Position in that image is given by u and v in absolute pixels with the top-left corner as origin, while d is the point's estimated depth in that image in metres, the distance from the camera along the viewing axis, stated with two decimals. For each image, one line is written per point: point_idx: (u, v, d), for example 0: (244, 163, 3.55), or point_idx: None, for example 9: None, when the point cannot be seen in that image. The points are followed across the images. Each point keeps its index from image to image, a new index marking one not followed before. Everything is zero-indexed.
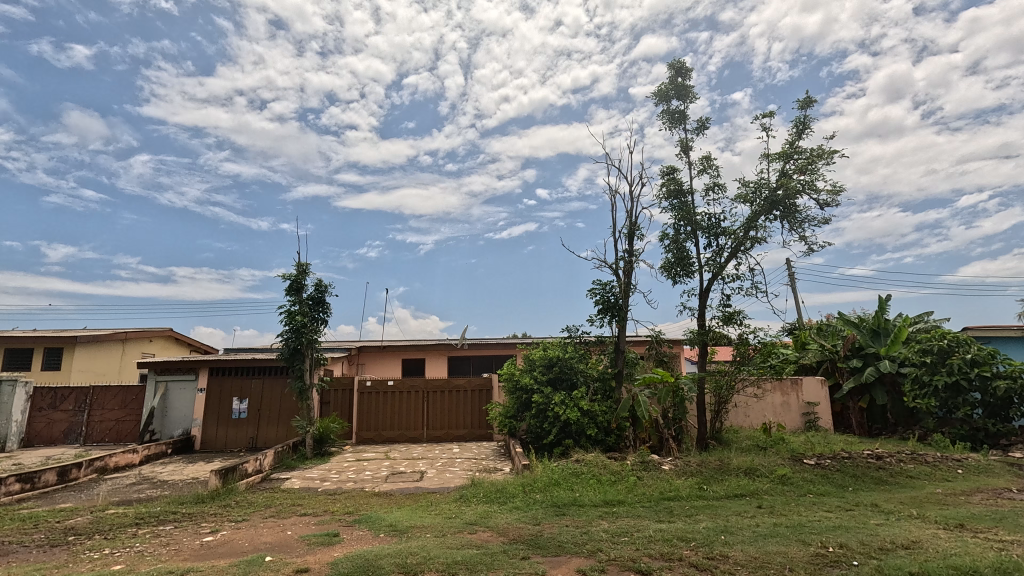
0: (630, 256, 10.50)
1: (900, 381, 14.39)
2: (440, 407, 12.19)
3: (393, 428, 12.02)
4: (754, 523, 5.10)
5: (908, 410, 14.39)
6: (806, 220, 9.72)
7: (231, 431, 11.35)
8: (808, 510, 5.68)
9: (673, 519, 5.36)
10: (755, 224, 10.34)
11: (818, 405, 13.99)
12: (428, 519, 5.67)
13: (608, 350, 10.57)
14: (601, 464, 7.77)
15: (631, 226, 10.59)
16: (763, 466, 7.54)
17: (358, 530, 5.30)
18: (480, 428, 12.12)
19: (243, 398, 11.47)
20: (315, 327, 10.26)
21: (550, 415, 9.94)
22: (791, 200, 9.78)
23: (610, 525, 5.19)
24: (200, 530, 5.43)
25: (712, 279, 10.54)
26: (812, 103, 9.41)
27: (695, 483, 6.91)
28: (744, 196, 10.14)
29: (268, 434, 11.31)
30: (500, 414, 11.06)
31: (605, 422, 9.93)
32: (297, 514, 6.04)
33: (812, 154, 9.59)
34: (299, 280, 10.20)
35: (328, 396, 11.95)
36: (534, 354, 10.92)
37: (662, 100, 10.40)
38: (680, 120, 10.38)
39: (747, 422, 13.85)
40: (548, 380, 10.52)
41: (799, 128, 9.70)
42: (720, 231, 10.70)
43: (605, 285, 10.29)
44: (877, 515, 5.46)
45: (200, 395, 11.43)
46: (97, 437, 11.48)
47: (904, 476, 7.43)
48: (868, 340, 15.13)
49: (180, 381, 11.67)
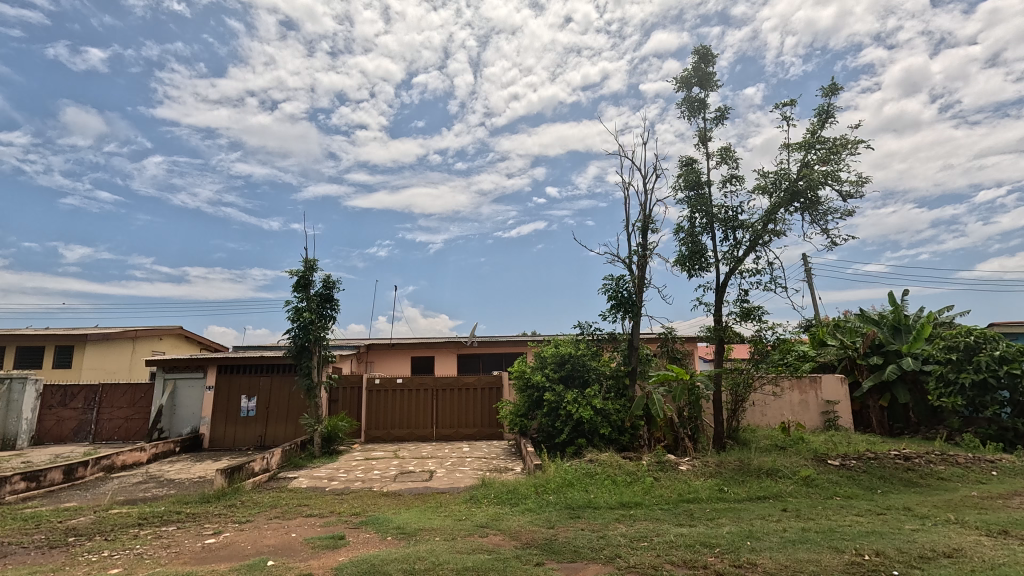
0: (644, 250, 10.21)
1: (923, 379, 13.97)
2: (450, 405, 12.00)
3: (402, 426, 11.85)
4: (780, 528, 4.83)
5: (930, 409, 14.02)
6: (829, 212, 9.37)
7: (240, 429, 11.27)
8: (837, 514, 5.39)
9: (694, 523, 5.10)
10: (775, 217, 10.01)
11: (837, 404, 13.59)
12: (438, 521, 5.46)
13: (621, 347, 10.28)
14: (616, 464, 7.52)
15: (646, 219, 10.30)
16: (787, 467, 7.22)
17: (364, 532, 5.10)
18: (490, 427, 11.91)
19: (251, 396, 11.37)
20: (322, 324, 10.10)
21: (562, 413, 9.70)
22: (813, 191, 9.42)
23: (628, 529, 4.95)
24: (202, 531, 5.26)
25: (729, 274, 10.23)
26: (836, 91, 9.05)
27: (715, 484, 6.63)
28: (764, 187, 9.82)
29: (276, 432, 11.20)
30: (511, 413, 10.83)
31: (619, 421, 9.66)
32: (302, 515, 5.86)
33: (836, 144, 9.23)
34: (307, 276, 10.05)
35: (336, 394, 11.80)
36: (546, 351, 10.67)
37: (684, 86, 10.11)
38: (700, 109, 10.08)
39: (764, 420, 13.49)
40: (559, 378, 10.26)
41: (822, 116, 9.34)
42: (738, 224, 10.38)
43: (618, 280, 10.01)
44: (911, 520, 5.14)
45: (208, 393, 11.35)
46: (105, 435, 11.43)
47: (935, 478, 7.07)
48: (889, 337, 14.74)
49: (189, 379, 11.60)
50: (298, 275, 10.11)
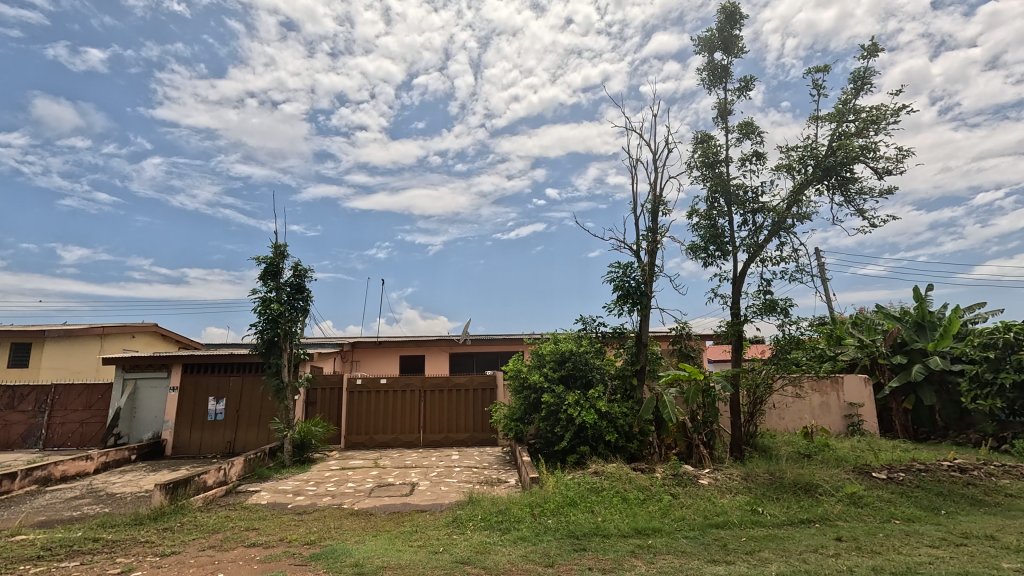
0: (653, 235, 9.13)
1: (951, 380, 13.02)
2: (439, 408, 10.91)
3: (386, 432, 10.76)
4: (846, 568, 3.75)
5: (959, 411, 13.06)
6: (865, 192, 8.29)
7: (206, 434, 10.20)
8: (907, 546, 4.33)
9: (731, 560, 4.01)
10: (801, 197, 8.94)
11: (861, 407, 12.47)
12: (408, 555, 4.36)
13: (628, 344, 9.16)
14: (626, 477, 6.41)
15: (656, 201, 9.20)
16: (830, 482, 6.13)
17: (311, 572, 4.00)
18: (482, 432, 10.83)
19: (220, 398, 10.32)
20: (294, 317, 9.02)
21: (563, 418, 8.61)
22: (847, 167, 8.35)
23: (647, 569, 3.84)
24: (108, 569, 4.16)
25: (748, 261, 9.16)
26: (875, 53, 8.01)
27: (746, 503, 5.55)
28: (789, 165, 8.79)
29: (247, 438, 10.13)
30: (505, 417, 9.75)
31: (626, 426, 8.58)
32: (243, 546, 4.76)
33: (872, 114, 8.16)
34: (276, 263, 8.98)
35: (314, 395, 10.74)
36: (544, 349, 9.58)
37: (706, 50, 9.09)
38: (722, 78, 9.05)
39: (783, 425, 12.39)
40: (559, 379, 9.17)
41: (857, 83, 8.29)
42: (759, 206, 9.32)
43: (626, 268, 8.91)
44: (1006, 555, 4.06)
45: (173, 395, 10.29)
46: (57, 441, 10.35)
47: (1004, 495, 5.96)
48: (913, 335, 13.66)
49: (150, 379, 10.52)
50: (265, 262, 9.03)
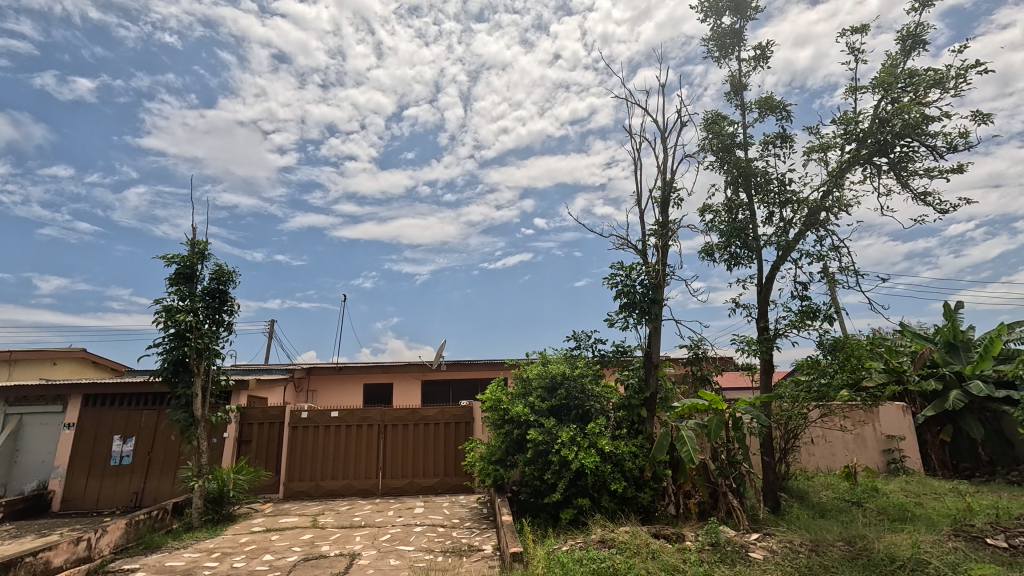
0: (663, 231, 7.43)
1: (993, 408, 11.53)
2: (403, 447, 8.90)
3: (335, 477, 8.72)
4: None
5: (1005, 445, 11.52)
6: (923, 172, 6.70)
7: (108, 483, 8.09)
8: None
9: None
10: (841, 183, 7.33)
11: (901, 440, 10.72)
12: None
13: (634, 367, 7.28)
14: (647, 551, 4.52)
15: (666, 189, 7.50)
16: (941, 557, 4.25)
17: None
18: (455, 476, 8.84)
19: (127, 437, 8.25)
20: (209, 333, 7.13)
21: (554, 461, 6.69)
22: (900, 143, 6.77)
23: None
24: None
25: (778, 261, 7.48)
26: (930, 3, 6.43)
27: None
28: (828, 144, 7.20)
29: (158, 488, 8.03)
30: (482, 459, 7.78)
31: (636, 471, 6.62)
32: None
33: (929, 78, 6.64)
34: (191, 265, 7.13)
35: (248, 432, 8.74)
36: (529, 372, 7.72)
37: (713, 14, 7.58)
38: (732, 44, 7.45)
39: (813, 463, 10.49)
40: (549, 411, 7.31)
41: (906, 43, 6.63)
42: (786, 197, 7.69)
43: (630, 270, 7.16)
44: None
45: (67, 433, 8.23)
46: None
47: None
48: (946, 357, 12.07)
49: (39, 413, 8.44)
50: (177, 263, 7.16)
